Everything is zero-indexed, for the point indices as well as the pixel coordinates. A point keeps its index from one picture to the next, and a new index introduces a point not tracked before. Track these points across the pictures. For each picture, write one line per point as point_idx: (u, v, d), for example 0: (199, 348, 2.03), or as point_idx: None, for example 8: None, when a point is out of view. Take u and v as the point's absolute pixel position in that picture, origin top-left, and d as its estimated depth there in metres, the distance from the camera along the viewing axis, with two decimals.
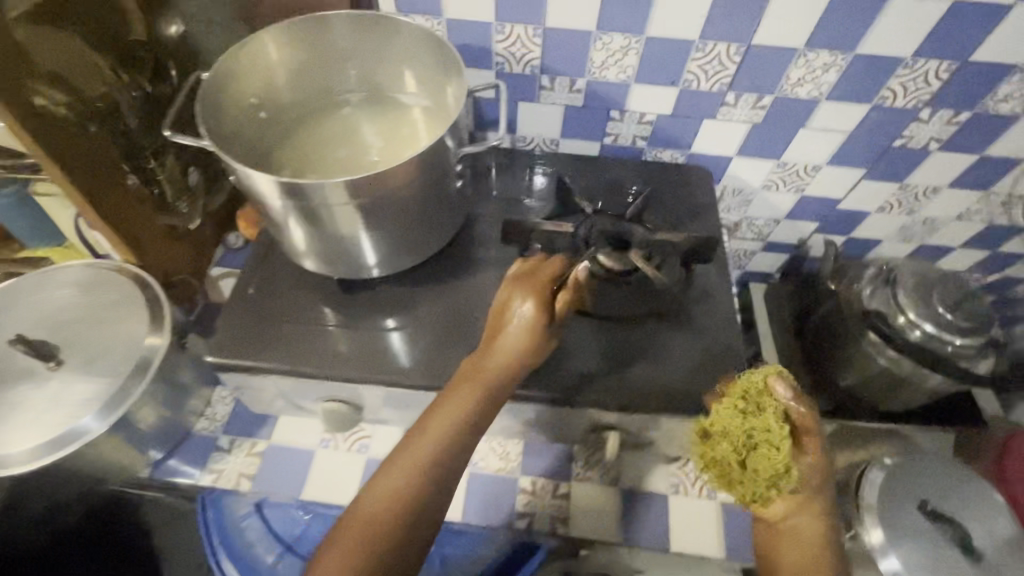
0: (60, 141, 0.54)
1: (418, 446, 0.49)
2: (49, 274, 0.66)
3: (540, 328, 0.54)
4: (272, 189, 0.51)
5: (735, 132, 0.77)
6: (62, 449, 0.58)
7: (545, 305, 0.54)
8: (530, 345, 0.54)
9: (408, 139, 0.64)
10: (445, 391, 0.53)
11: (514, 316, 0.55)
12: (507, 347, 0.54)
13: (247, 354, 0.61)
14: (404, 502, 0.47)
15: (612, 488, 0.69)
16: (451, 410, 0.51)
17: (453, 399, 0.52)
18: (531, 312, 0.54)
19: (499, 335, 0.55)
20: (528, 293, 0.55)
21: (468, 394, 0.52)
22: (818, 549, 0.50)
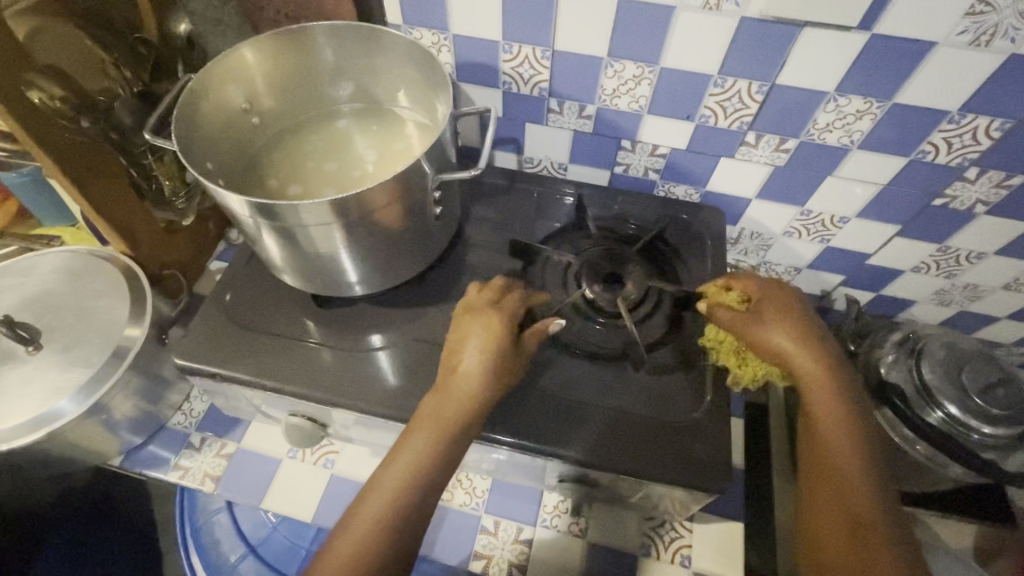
0: (50, 135, 0.55)
1: (375, 502, 0.48)
2: (37, 261, 0.69)
3: (500, 370, 0.53)
4: (243, 209, 0.49)
5: (754, 174, 0.71)
6: (36, 432, 0.58)
7: (502, 347, 0.53)
8: (490, 387, 0.52)
9: (399, 154, 0.62)
10: (402, 437, 0.51)
11: (467, 356, 0.53)
12: (466, 390, 0.51)
13: (216, 361, 0.61)
14: (373, 551, 0.47)
15: (579, 540, 0.65)
16: (405, 464, 0.49)
17: (410, 447, 0.50)
18: (486, 354, 0.52)
19: (453, 377, 0.52)
20: (484, 333, 0.53)
21: (426, 441, 0.50)
22: (847, 425, 0.53)
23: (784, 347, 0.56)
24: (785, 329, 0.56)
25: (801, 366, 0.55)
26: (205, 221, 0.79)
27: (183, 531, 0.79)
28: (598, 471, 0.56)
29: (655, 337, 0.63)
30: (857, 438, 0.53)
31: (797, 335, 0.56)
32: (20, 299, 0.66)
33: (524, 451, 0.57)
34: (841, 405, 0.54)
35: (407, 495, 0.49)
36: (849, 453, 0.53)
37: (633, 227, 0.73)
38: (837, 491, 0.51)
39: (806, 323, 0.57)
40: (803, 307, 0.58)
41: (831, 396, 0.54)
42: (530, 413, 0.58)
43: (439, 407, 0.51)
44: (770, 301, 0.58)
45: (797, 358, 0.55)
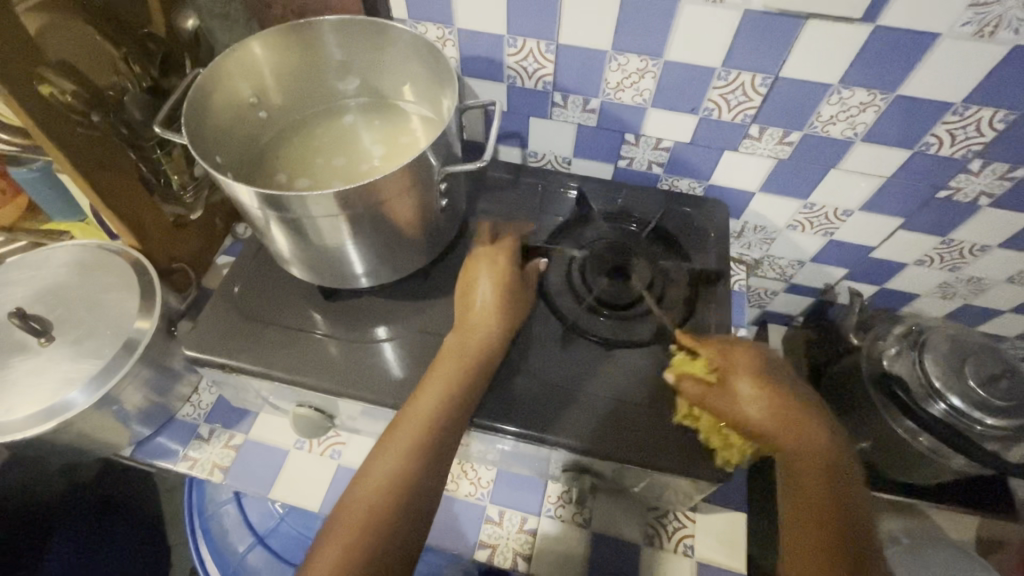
0: (62, 129, 0.56)
1: (414, 418, 0.51)
2: (50, 254, 0.70)
3: (512, 296, 0.60)
4: (252, 200, 0.50)
5: (758, 167, 0.71)
6: (49, 422, 0.59)
7: (511, 278, 0.61)
8: (505, 311, 0.59)
9: (405, 147, 0.63)
10: (428, 371, 0.55)
11: (481, 291, 0.60)
12: (488, 315, 0.58)
13: (224, 351, 0.62)
14: (414, 454, 0.50)
15: (583, 530, 0.65)
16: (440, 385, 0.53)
17: (441, 373, 0.54)
18: (496, 284, 0.60)
19: (469, 312, 0.59)
20: (493, 272, 0.61)
21: (459, 363, 0.55)
22: (818, 474, 0.54)
23: (753, 412, 0.55)
24: (751, 392, 0.56)
25: (771, 427, 0.55)
26: (211, 216, 0.80)
27: (192, 521, 0.80)
28: (595, 459, 0.56)
29: (658, 330, 0.64)
30: (830, 483, 0.53)
31: (762, 396, 0.56)
32: (32, 292, 0.67)
33: (528, 441, 0.58)
34: (818, 460, 0.54)
35: (444, 408, 0.52)
36: (824, 500, 0.53)
37: (636, 220, 0.73)
38: (821, 542, 0.50)
39: (770, 380, 0.57)
40: (764, 366, 0.58)
41: (806, 453, 0.54)
42: (534, 404, 0.58)
43: (462, 341, 0.57)
44: (734, 367, 0.58)
45: (767, 422, 0.55)
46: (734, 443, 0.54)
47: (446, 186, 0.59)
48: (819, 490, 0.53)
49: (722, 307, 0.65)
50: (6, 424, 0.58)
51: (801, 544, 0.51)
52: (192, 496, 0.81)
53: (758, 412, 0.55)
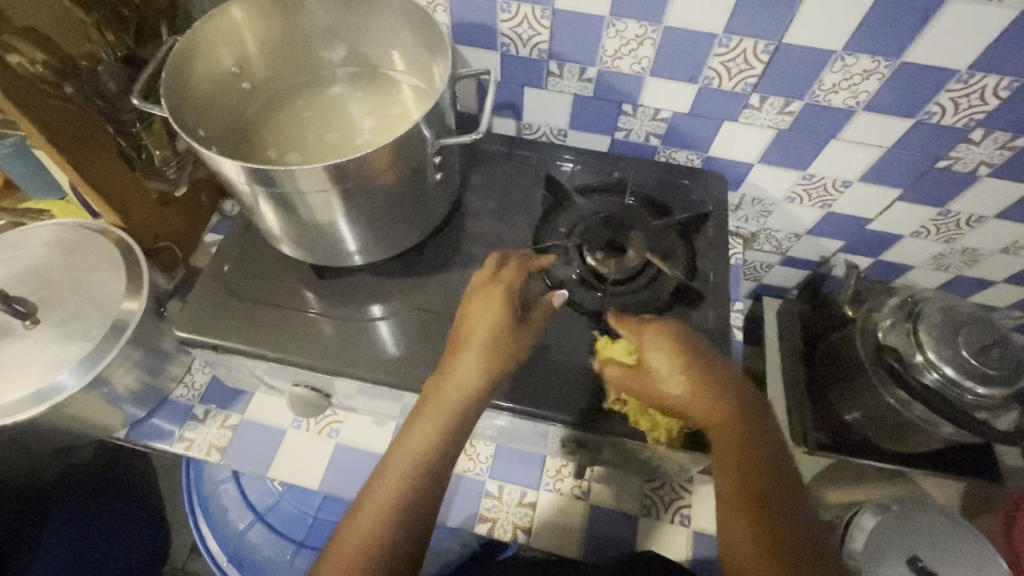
0: (36, 99, 0.54)
1: (389, 482, 0.47)
2: (32, 233, 0.67)
3: (507, 347, 0.52)
4: (238, 175, 0.48)
5: (758, 138, 0.70)
6: (39, 406, 0.58)
7: (507, 322, 0.52)
8: (501, 355, 0.51)
9: (397, 120, 0.61)
10: (412, 415, 0.50)
11: (475, 326, 0.52)
12: (478, 358, 0.51)
13: (215, 332, 0.60)
14: (387, 528, 0.46)
15: (583, 503, 0.66)
16: (422, 440, 0.49)
17: (423, 424, 0.49)
18: (491, 322, 0.52)
19: (459, 352, 0.52)
20: (489, 308, 0.53)
21: (444, 413, 0.49)
22: (741, 442, 0.50)
23: (673, 391, 0.51)
24: (671, 369, 0.52)
25: (693, 403, 0.51)
26: (196, 192, 0.78)
27: (191, 496, 0.81)
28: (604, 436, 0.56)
29: (657, 304, 0.62)
30: (753, 444, 0.50)
31: (683, 370, 0.51)
32: (12, 273, 0.64)
33: (531, 419, 0.58)
34: (742, 424, 0.50)
35: (426, 465, 0.48)
36: (750, 464, 0.49)
37: (633, 193, 0.71)
38: (754, 515, 0.47)
39: (686, 350, 0.52)
40: (686, 333, 0.54)
41: (731, 420, 0.50)
42: (536, 382, 0.58)
43: (444, 388, 0.50)
44: (651, 340, 0.54)
45: (692, 404, 0.51)
46: (660, 421, 0.54)
47: (440, 159, 0.57)
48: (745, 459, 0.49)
49: (723, 278, 0.64)
50: None
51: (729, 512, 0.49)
52: (194, 471, 0.82)
53: (677, 390, 0.51)
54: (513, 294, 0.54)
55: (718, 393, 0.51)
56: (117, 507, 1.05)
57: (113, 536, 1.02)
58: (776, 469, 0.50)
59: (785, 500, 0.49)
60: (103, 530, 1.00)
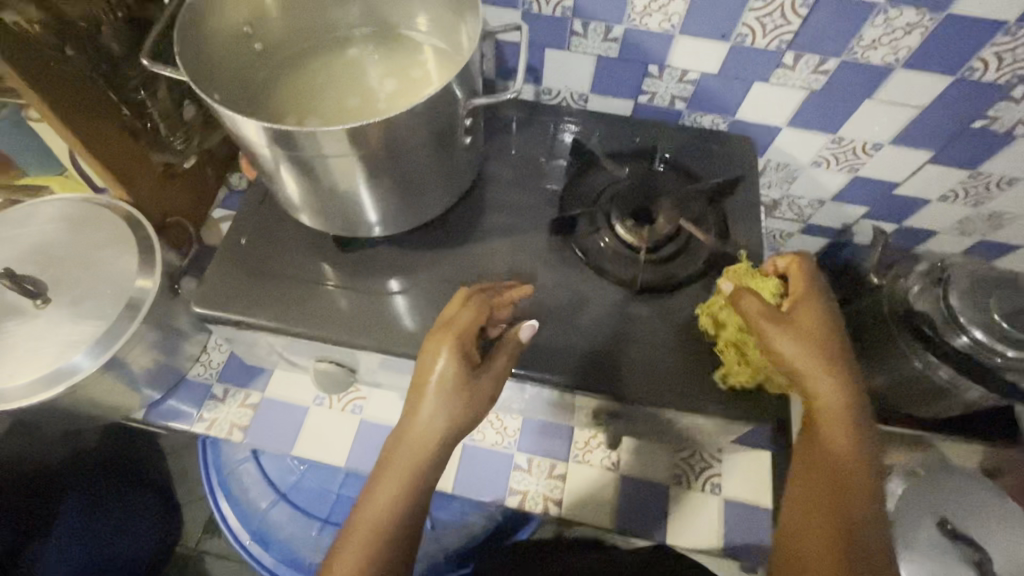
0: (33, 63, 0.50)
1: (353, 551, 0.45)
2: (37, 208, 0.64)
3: (462, 398, 0.47)
4: (259, 137, 0.46)
5: (789, 99, 0.68)
6: (57, 387, 0.56)
7: (460, 372, 0.47)
8: (458, 409, 0.47)
9: (418, 83, 0.58)
10: (375, 474, 0.48)
11: (432, 376, 0.47)
12: (432, 413, 0.47)
13: (235, 308, 0.58)
14: None
15: (613, 474, 0.65)
16: (387, 504, 0.47)
17: (386, 487, 0.47)
18: (446, 372, 0.47)
19: (417, 407, 0.47)
20: (444, 355, 0.47)
21: (403, 471, 0.47)
22: (833, 438, 0.49)
23: (798, 357, 0.49)
24: (806, 337, 0.50)
25: (814, 379, 0.49)
26: (203, 165, 0.74)
27: (210, 478, 0.80)
28: (638, 406, 0.56)
29: (689, 272, 0.60)
30: (849, 445, 0.49)
31: (818, 349, 0.49)
32: (19, 250, 0.61)
33: (562, 390, 0.57)
34: (848, 423, 0.49)
35: (392, 529, 0.46)
36: (840, 463, 0.48)
37: (662, 159, 0.68)
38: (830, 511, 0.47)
39: (829, 333, 0.50)
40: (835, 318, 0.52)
41: (839, 414, 0.49)
42: (555, 350, 0.57)
43: (405, 447, 0.47)
44: (806, 304, 0.52)
45: (812, 378, 0.49)
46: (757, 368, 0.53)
47: (469, 122, 0.55)
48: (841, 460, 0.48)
49: (756, 244, 0.62)
50: (8, 393, 0.55)
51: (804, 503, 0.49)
52: (211, 453, 0.81)
53: (802, 359, 0.49)
54: (470, 337, 0.49)
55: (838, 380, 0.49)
56: (138, 493, 1.06)
57: (132, 522, 1.02)
58: (870, 477, 0.48)
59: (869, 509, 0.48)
60: (121, 515, 1.01)
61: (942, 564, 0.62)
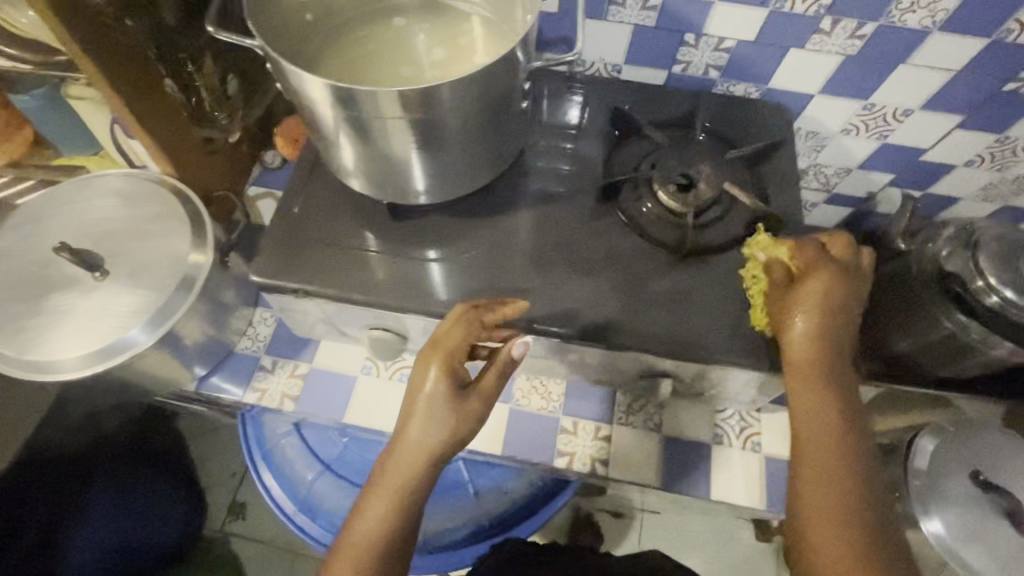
0: (93, 32, 0.50)
1: (345, 560, 0.50)
2: (88, 182, 0.65)
3: (448, 415, 0.51)
4: (323, 96, 0.47)
5: (823, 66, 0.69)
6: (122, 356, 0.57)
7: (447, 389, 0.51)
8: (446, 426, 0.51)
9: (465, 52, 0.58)
10: (369, 485, 0.52)
11: (424, 390, 0.51)
12: (420, 429, 0.51)
13: (291, 276, 0.59)
14: None
15: (656, 435, 0.67)
16: (379, 515, 0.51)
17: (380, 499, 0.51)
18: (435, 386, 0.51)
19: (410, 421, 0.51)
20: (435, 371, 0.51)
21: (394, 483, 0.51)
22: (825, 404, 0.51)
23: (798, 328, 0.52)
24: (811, 311, 0.52)
25: (809, 354, 0.52)
26: (240, 142, 0.75)
27: (254, 451, 0.82)
28: (687, 362, 0.58)
29: (731, 234, 0.62)
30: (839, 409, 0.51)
31: (818, 327, 0.52)
32: (73, 225, 0.62)
33: (613, 350, 0.59)
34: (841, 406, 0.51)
35: (382, 539, 0.50)
36: (832, 428, 0.51)
37: (703, 129, 0.68)
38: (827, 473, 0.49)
39: (829, 314, 0.52)
40: (845, 296, 0.53)
41: (831, 394, 0.51)
42: (604, 311, 0.59)
43: (397, 459, 0.51)
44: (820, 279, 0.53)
45: (808, 350, 0.52)
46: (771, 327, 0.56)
47: (526, 86, 0.55)
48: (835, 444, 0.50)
49: (796, 208, 0.63)
50: (78, 361, 0.57)
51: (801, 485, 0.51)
52: (255, 428, 0.82)
53: (799, 327, 0.52)
54: (461, 355, 0.52)
55: (828, 352, 0.52)
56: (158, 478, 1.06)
57: (160, 502, 1.04)
58: (858, 439, 0.51)
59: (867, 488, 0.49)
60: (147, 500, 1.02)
61: (977, 514, 0.65)
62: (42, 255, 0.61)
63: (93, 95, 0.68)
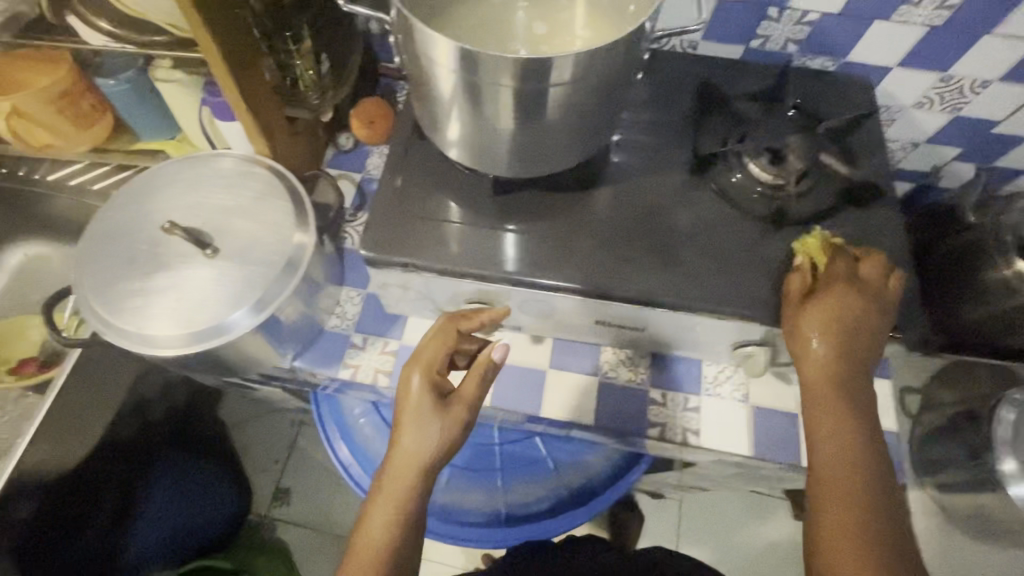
0: (214, 8, 0.52)
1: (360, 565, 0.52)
2: (189, 163, 0.66)
3: (434, 419, 0.54)
4: (450, 63, 0.48)
5: (906, 38, 0.69)
6: (237, 331, 0.59)
7: (430, 394, 0.55)
8: (437, 428, 0.54)
9: (564, 26, 0.59)
10: (371, 495, 0.55)
11: (411, 398, 0.55)
12: (412, 434, 0.53)
13: (398, 250, 0.60)
14: None
15: (744, 406, 0.68)
16: (385, 520, 0.53)
17: (384, 504, 0.53)
18: (421, 393, 0.55)
19: (400, 428, 0.54)
20: (419, 380, 0.55)
21: (397, 488, 0.53)
22: (836, 405, 0.53)
23: (813, 343, 0.54)
24: (830, 327, 0.54)
25: (826, 367, 0.54)
26: (316, 124, 0.77)
27: (332, 429, 0.84)
28: None
29: (823, 203, 0.63)
30: (852, 408, 0.53)
31: (832, 338, 0.54)
32: (179, 204, 0.63)
33: (718, 318, 0.59)
34: (842, 407, 0.53)
35: (392, 541, 0.52)
36: (843, 433, 0.52)
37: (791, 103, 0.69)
38: (845, 473, 0.51)
39: (839, 327, 0.54)
40: (856, 308, 0.55)
41: (837, 399, 0.53)
42: (707, 280, 0.60)
43: (395, 467, 0.54)
44: (841, 299, 0.55)
45: (825, 364, 0.54)
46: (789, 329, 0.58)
47: (644, 58, 0.54)
48: (849, 448, 0.52)
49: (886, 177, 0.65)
50: (195, 335, 0.58)
51: (816, 492, 0.52)
52: (332, 406, 0.84)
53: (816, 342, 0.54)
54: (441, 364, 0.57)
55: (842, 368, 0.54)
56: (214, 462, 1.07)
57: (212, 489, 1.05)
58: (865, 439, 0.52)
59: (881, 486, 0.51)
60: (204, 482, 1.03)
61: None
62: (152, 235, 0.62)
63: (181, 78, 0.68)
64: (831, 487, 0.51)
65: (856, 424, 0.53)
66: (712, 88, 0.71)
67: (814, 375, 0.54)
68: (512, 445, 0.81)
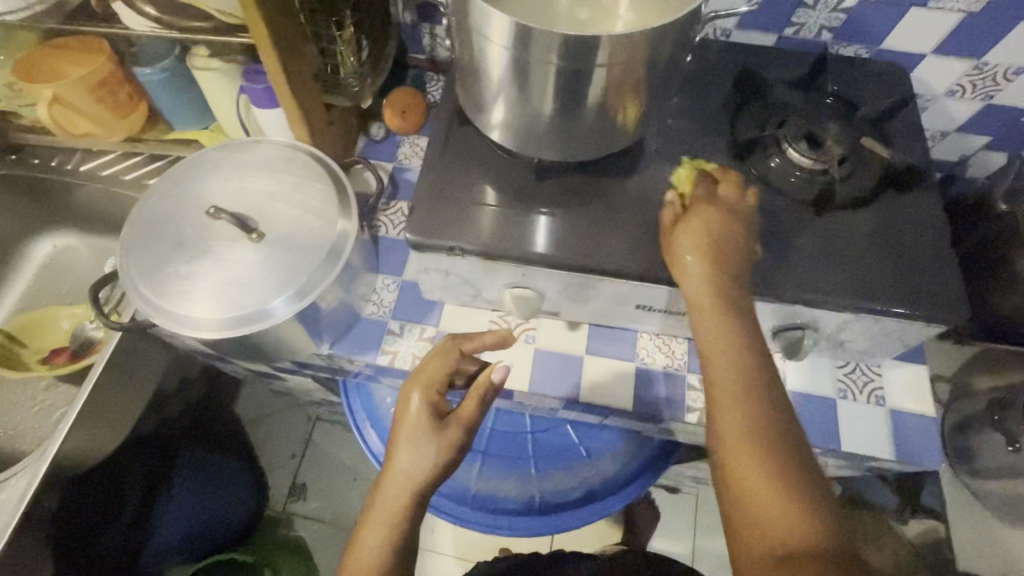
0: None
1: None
2: (232, 150, 0.67)
3: (429, 434, 0.54)
4: (504, 42, 0.48)
5: (941, 25, 0.69)
6: (282, 315, 0.59)
7: (427, 412, 0.55)
8: (432, 445, 0.53)
9: (608, 11, 0.60)
10: (366, 512, 0.54)
11: (409, 415, 0.55)
12: (408, 450, 0.53)
13: (441, 235, 0.60)
14: None
15: None
16: (376, 535, 0.52)
17: (377, 517, 0.53)
18: (419, 410, 0.55)
19: (396, 443, 0.54)
20: (417, 398, 0.56)
21: (393, 503, 0.53)
22: (721, 317, 0.51)
23: (684, 252, 0.54)
24: (696, 234, 0.55)
25: (702, 276, 0.53)
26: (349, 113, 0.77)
27: (361, 418, 0.85)
28: (842, 311, 0.58)
29: (864, 186, 0.63)
30: (737, 329, 0.51)
31: (703, 246, 0.54)
32: (222, 190, 0.64)
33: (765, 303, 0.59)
34: (734, 334, 0.50)
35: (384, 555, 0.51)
36: (741, 364, 0.49)
37: (828, 91, 0.69)
38: (735, 392, 0.47)
39: (712, 236, 0.54)
40: (724, 220, 0.55)
41: (722, 316, 0.51)
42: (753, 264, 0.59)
43: (391, 484, 0.53)
44: (705, 209, 0.56)
45: (703, 272, 0.53)
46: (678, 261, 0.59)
47: (695, 41, 0.54)
48: (742, 373, 0.48)
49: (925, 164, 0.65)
50: (242, 318, 0.58)
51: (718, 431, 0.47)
52: (362, 395, 0.85)
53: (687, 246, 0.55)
54: (440, 383, 0.58)
55: (719, 273, 0.53)
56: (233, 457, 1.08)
57: (231, 485, 1.05)
58: (763, 369, 0.49)
59: (786, 419, 0.46)
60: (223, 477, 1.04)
61: None
62: (196, 220, 0.62)
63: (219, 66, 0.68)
64: (728, 416, 0.46)
65: (737, 329, 0.51)
66: (750, 75, 0.71)
67: (694, 287, 0.53)
68: (543, 433, 0.81)
